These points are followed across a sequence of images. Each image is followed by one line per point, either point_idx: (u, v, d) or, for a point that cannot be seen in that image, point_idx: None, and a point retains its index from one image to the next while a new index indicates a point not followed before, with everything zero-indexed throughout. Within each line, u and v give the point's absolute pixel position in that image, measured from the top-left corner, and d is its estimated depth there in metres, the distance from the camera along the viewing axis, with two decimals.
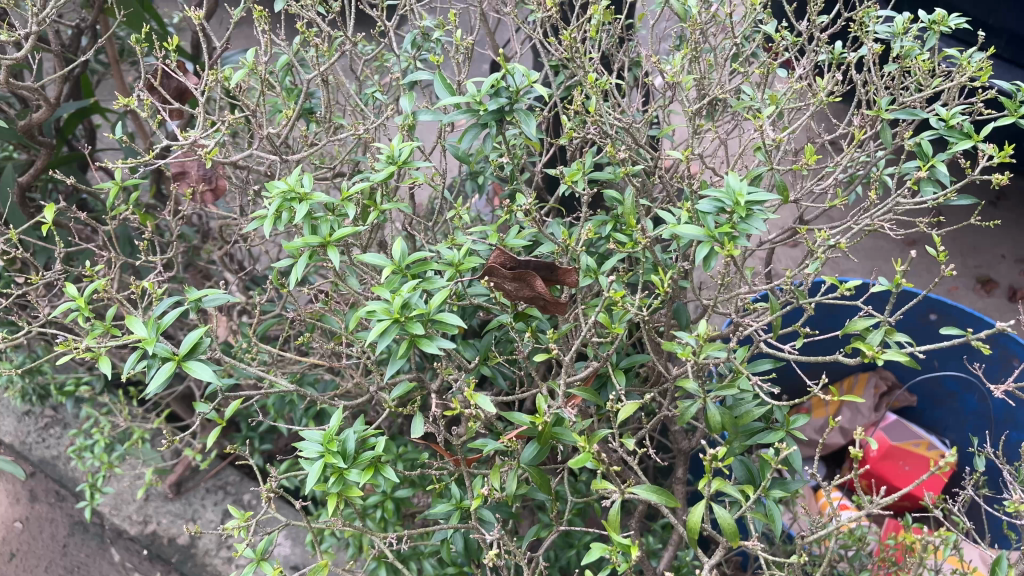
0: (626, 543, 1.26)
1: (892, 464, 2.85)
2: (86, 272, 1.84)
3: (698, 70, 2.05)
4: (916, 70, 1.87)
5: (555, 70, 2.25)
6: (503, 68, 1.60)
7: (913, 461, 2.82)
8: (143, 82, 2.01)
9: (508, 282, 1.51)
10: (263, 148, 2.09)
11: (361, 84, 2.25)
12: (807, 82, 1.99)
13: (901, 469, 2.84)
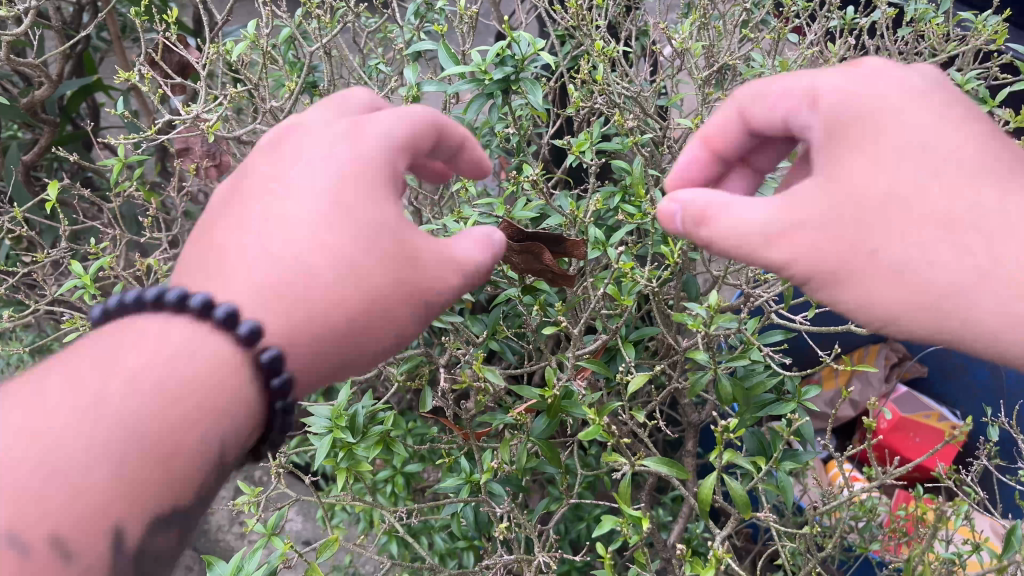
0: (639, 515, 1.24)
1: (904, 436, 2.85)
2: (92, 249, 1.83)
3: (707, 37, 2.01)
4: (929, 35, 1.83)
5: (561, 39, 2.22)
6: (509, 36, 1.57)
7: (924, 432, 2.81)
8: (144, 56, 1.98)
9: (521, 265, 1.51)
10: (267, 123, 2.07)
11: (365, 57, 2.22)
12: (818, 48, 1.96)
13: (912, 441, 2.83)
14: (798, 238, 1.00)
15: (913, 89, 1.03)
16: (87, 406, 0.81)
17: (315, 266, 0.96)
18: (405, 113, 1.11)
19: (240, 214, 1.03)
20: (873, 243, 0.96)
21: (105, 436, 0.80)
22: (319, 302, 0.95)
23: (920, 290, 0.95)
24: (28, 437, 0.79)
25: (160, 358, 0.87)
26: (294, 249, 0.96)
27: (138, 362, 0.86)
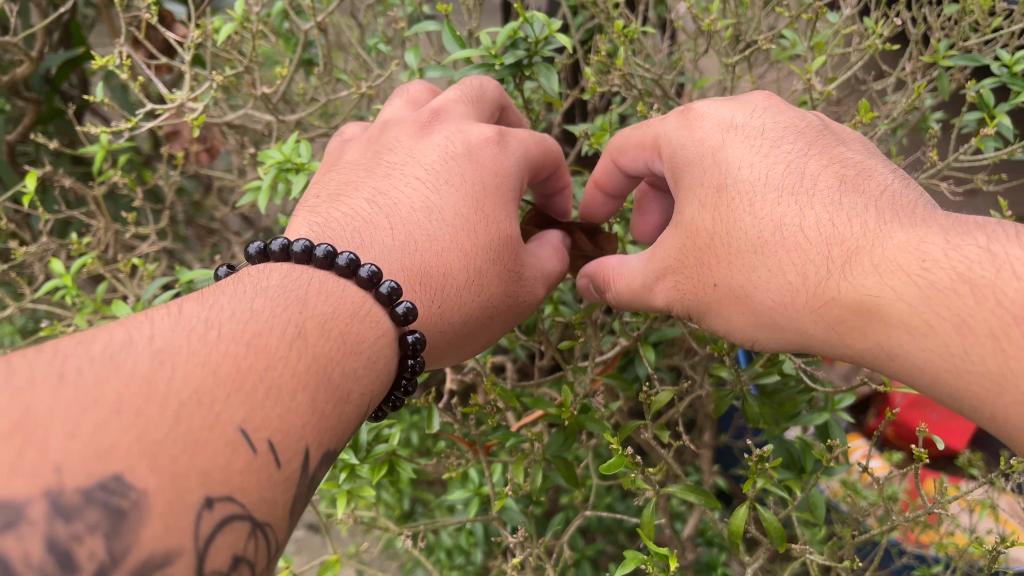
0: (665, 553, 1.13)
1: (921, 413, 2.66)
2: (74, 247, 1.71)
3: (733, 12, 1.86)
4: (977, 10, 1.68)
5: (574, 12, 2.07)
6: (521, 16, 1.44)
7: (943, 410, 2.63)
8: (126, 36, 1.84)
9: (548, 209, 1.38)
10: (261, 106, 1.94)
11: (365, 32, 2.07)
12: (854, 23, 1.81)
13: (930, 418, 2.63)
14: (730, 315, 1.12)
15: (761, 143, 1.14)
16: (289, 329, 0.83)
17: (455, 251, 1.12)
18: (520, 144, 1.30)
19: (388, 210, 1.15)
20: (766, 307, 1.05)
21: (302, 364, 0.80)
22: (464, 287, 1.11)
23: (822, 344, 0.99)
24: (232, 353, 0.76)
25: (329, 311, 0.91)
26: (434, 239, 1.12)
27: (306, 313, 0.88)
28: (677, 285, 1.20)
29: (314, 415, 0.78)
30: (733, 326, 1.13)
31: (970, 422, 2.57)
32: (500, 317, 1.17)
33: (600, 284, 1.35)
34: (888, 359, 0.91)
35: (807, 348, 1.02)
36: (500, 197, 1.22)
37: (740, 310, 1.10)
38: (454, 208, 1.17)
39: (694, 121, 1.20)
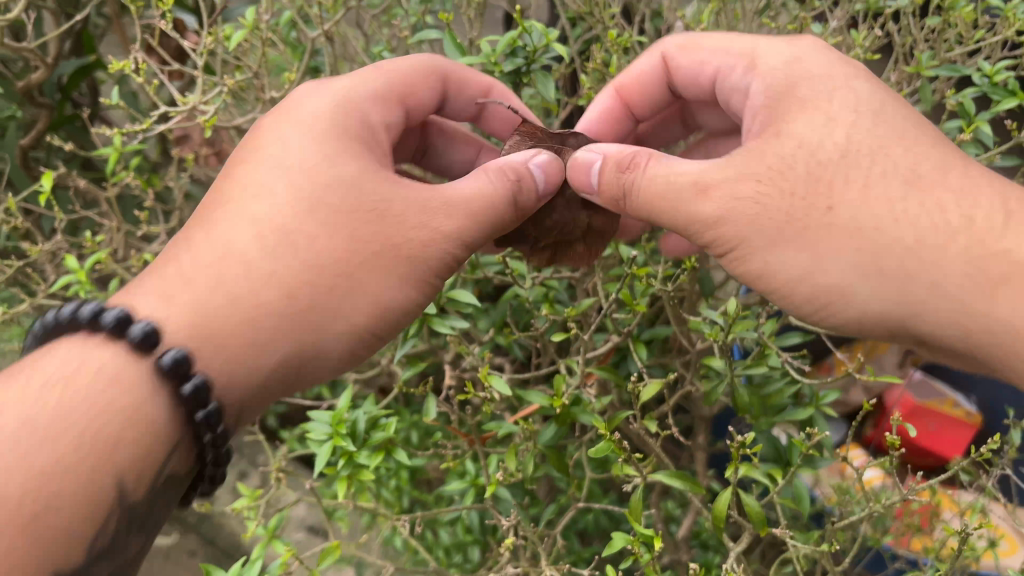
0: (650, 533, 1.19)
1: (918, 423, 2.67)
2: (87, 243, 1.78)
3: (725, 23, 1.94)
4: (959, 23, 1.75)
5: (571, 23, 2.15)
6: (518, 26, 1.51)
7: (939, 420, 2.66)
8: (141, 43, 1.91)
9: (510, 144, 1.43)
10: (269, 111, 2.01)
11: (370, 40, 2.15)
12: (841, 35, 1.88)
13: (927, 427, 2.66)
14: (797, 259, 1.13)
15: (844, 96, 1.19)
16: (227, 325, 1.07)
17: (277, 287, 1.09)
18: (357, 108, 1.27)
19: (229, 231, 1.14)
20: (863, 266, 1.09)
21: (235, 371, 1.08)
22: (313, 286, 1.11)
23: (928, 312, 1.07)
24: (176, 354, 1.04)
25: (257, 315, 1.08)
26: (252, 266, 1.10)
27: (245, 314, 1.08)
28: (746, 205, 1.15)
29: (216, 404, 1.08)
30: (805, 273, 1.13)
31: (966, 430, 2.62)
32: (393, 301, 1.18)
33: (620, 172, 1.27)
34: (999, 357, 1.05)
35: (889, 324, 1.11)
36: (342, 183, 1.16)
37: (810, 251, 1.12)
38: (311, 231, 1.13)
39: (764, 48, 1.31)
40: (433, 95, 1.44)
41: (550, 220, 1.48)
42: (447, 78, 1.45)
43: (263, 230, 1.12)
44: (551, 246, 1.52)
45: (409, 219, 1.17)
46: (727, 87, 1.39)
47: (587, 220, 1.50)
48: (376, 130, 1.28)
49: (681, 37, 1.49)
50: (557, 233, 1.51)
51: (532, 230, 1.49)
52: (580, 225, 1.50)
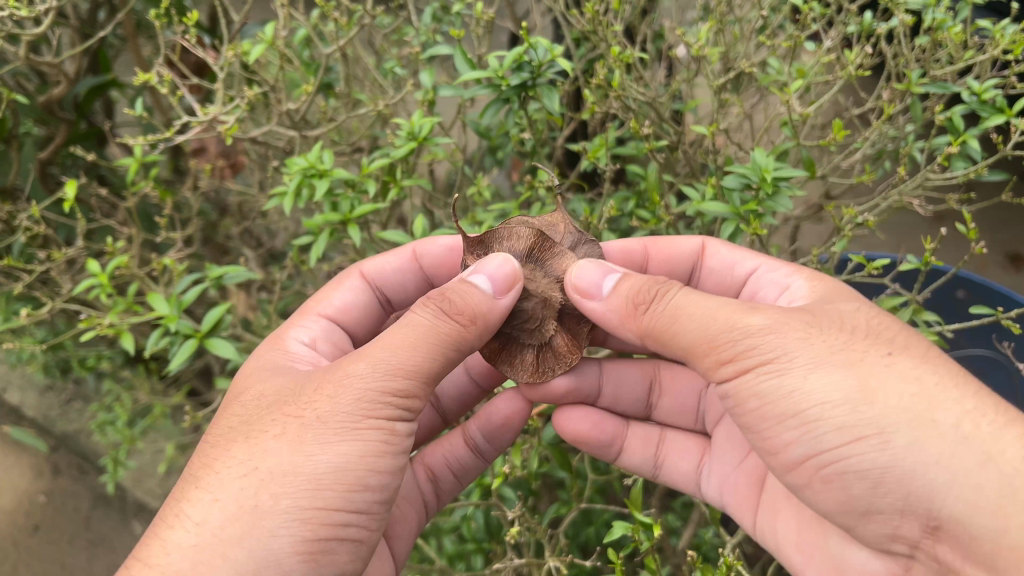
0: (649, 521, 1.25)
1: None
2: (109, 248, 1.84)
3: (723, 42, 2.02)
4: (948, 43, 1.83)
5: (576, 43, 2.22)
6: (525, 42, 1.58)
7: None
8: (162, 57, 1.99)
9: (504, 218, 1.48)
10: (284, 124, 2.08)
11: (381, 58, 2.23)
12: (835, 55, 1.96)
13: None
14: (767, 377, 1.05)
15: (845, 300, 1.18)
16: (190, 574, 0.96)
17: (239, 496, 1.01)
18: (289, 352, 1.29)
19: (198, 474, 1.07)
20: (844, 394, 1.00)
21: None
22: (263, 485, 1.01)
23: (879, 437, 0.98)
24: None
25: (226, 533, 0.98)
26: (215, 502, 1.01)
27: (207, 541, 0.98)
28: (790, 326, 1.08)
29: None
30: (788, 390, 1.03)
31: None
32: (341, 461, 1.03)
33: (639, 309, 1.21)
34: (988, 512, 0.92)
35: (913, 488, 0.96)
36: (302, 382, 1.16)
37: (840, 370, 1.02)
38: (262, 440, 1.06)
39: (794, 265, 1.36)
40: (409, 277, 1.54)
41: (520, 306, 1.40)
42: (365, 275, 1.52)
43: (228, 458, 1.06)
44: (504, 334, 1.44)
45: (319, 384, 1.10)
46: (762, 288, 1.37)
47: (549, 334, 1.45)
48: (319, 317, 1.42)
49: (726, 247, 1.46)
50: (517, 324, 1.43)
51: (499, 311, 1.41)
52: (543, 331, 1.44)
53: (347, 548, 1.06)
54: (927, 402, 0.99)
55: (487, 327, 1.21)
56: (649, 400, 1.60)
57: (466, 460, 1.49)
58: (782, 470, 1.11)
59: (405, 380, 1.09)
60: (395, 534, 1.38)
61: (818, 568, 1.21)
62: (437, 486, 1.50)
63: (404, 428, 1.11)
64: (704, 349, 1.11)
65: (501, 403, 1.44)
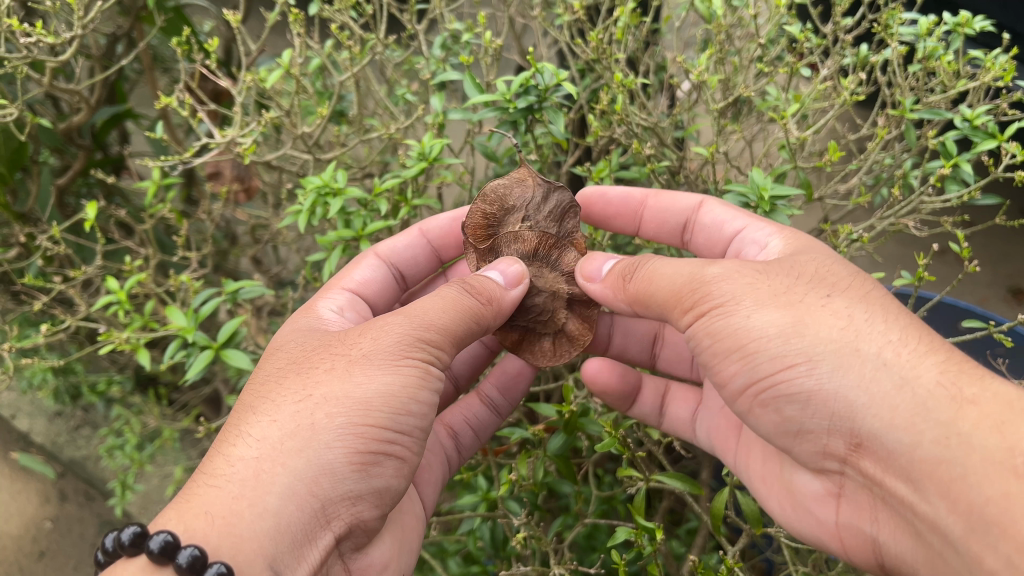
0: (652, 526, 1.29)
1: None
2: (127, 266, 1.89)
3: (724, 70, 2.09)
4: (941, 71, 1.89)
5: (582, 73, 2.29)
6: (532, 67, 1.65)
7: None
8: (182, 83, 2.06)
9: (495, 187, 1.57)
10: (297, 149, 2.15)
11: (392, 87, 2.30)
12: (832, 83, 2.02)
13: None
14: (716, 320, 1.17)
15: (806, 251, 1.26)
16: (251, 480, 1.03)
17: (295, 417, 1.09)
18: (319, 318, 1.38)
19: (254, 403, 1.16)
20: (780, 325, 1.10)
21: (280, 513, 1.02)
22: (317, 407, 1.10)
23: (807, 363, 1.07)
24: (206, 531, 0.98)
25: (284, 445, 1.06)
26: (274, 421, 1.10)
27: (268, 452, 1.06)
28: (744, 272, 1.20)
29: (287, 541, 1.01)
30: (734, 328, 1.14)
31: None
32: (388, 387, 1.12)
33: (624, 281, 1.34)
34: (901, 428, 0.98)
35: (838, 409, 1.05)
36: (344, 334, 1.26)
37: (776, 310, 1.12)
38: (314, 374, 1.16)
39: (779, 226, 1.39)
40: (419, 251, 1.63)
41: (535, 299, 1.52)
42: (381, 255, 1.59)
43: (282, 389, 1.15)
44: (523, 327, 1.54)
45: (361, 332, 1.21)
46: (743, 245, 1.42)
47: (563, 321, 1.56)
48: (343, 289, 1.48)
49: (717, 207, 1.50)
50: (533, 317, 1.54)
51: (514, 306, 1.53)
52: (558, 319, 1.55)
53: (392, 466, 1.13)
54: (854, 334, 1.07)
55: (502, 307, 1.36)
56: (652, 349, 1.67)
57: (483, 415, 1.60)
58: (729, 399, 1.22)
59: (435, 331, 1.20)
60: (422, 480, 1.44)
61: (775, 497, 1.29)
62: (458, 443, 1.57)
63: (440, 371, 1.20)
64: (670, 303, 1.23)
65: (512, 359, 1.64)
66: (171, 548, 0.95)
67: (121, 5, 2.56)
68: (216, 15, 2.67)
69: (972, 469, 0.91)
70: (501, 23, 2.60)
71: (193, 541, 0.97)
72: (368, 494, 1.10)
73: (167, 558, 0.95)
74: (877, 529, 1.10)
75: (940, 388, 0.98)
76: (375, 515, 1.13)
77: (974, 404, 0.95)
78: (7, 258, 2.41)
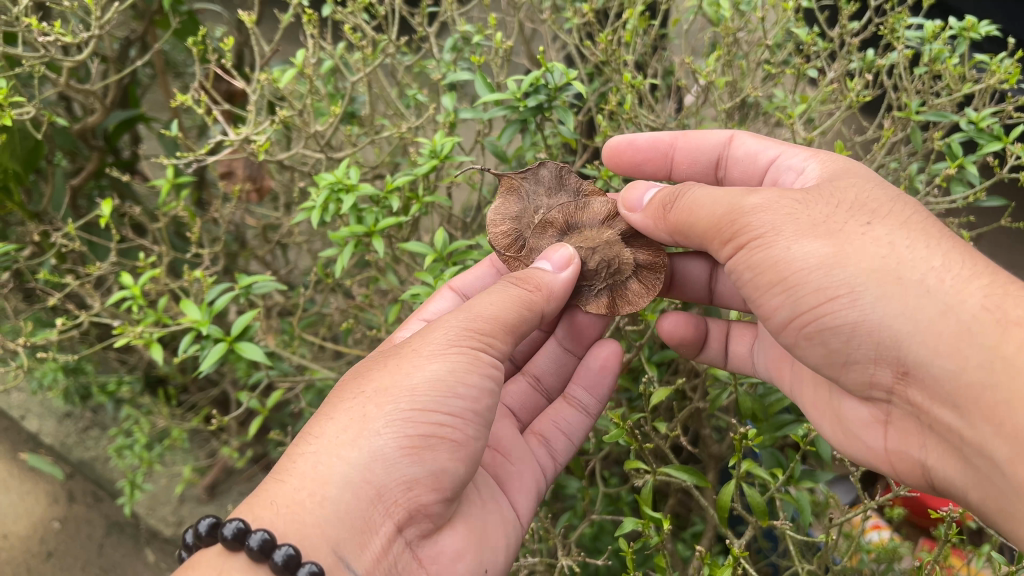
0: (658, 517, 1.31)
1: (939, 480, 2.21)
2: (141, 263, 1.92)
3: (731, 74, 2.11)
4: (947, 74, 1.90)
5: (590, 76, 2.31)
6: (543, 66, 1.67)
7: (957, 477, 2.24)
8: (196, 83, 2.09)
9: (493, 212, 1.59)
10: (310, 149, 2.17)
11: (403, 89, 2.33)
12: (838, 86, 2.04)
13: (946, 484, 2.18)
14: (757, 252, 1.21)
15: (846, 174, 1.29)
16: (310, 473, 1.10)
17: (350, 411, 1.16)
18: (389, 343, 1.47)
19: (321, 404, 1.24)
20: (823, 256, 1.14)
21: (338, 501, 1.08)
22: (368, 398, 1.15)
23: (848, 295, 1.12)
24: (273, 518, 1.07)
25: (340, 436, 1.12)
26: (333, 415, 1.17)
27: (325, 444, 1.12)
28: (783, 201, 1.22)
29: (347, 526, 1.07)
30: (775, 259, 1.19)
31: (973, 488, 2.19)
32: (435, 373, 1.16)
33: (664, 208, 1.39)
34: (946, 355, 1.04)
35: (883, 338, 1.10)
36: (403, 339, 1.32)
37: (817, 240, 1.15)
38: (373, 370, 1.22)
39: (814, 150, 1.41)
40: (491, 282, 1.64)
41: (593, 260, 1.49)
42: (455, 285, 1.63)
43: (343, 389, 1.22)
44: (605, 288, 1.50)
45: (415, 336, 1.26)
46: (780, 173, 1.45)
47: (632, 257, 1.52)
48: (420, 319, 1.57)
49: (747, 139, 1.53)
50: (605, 274, 1.50)
51: (582, 278, 1.50)
52: (627, 260, 1.51)
53: (449, 451, 1.15)
54: (896, 262, 1.10)
55: (553, 291, 1.36)
56: (709, 284, 1.62)
57: (574, 418, 1.58)
58: (775, 333, 1.28)
59: (483, 321, 1.24)
60: (513, 489, 1.43)
61: (826, 423, 1.38)
62: (551, 449, 1.57)
63: (490, 357, 1.22)
64: (713, 231, 1.29)
65: (592, 355, 1.58)
66: (243, 534, 1.04)
67: (136, 9, 2.60)
68: (229, 19, 2.70)
69: (1015, 393, 0.97)
70: (511, 28, 2.62)
71: (261, 527, 1.06)
72: (425, 477, 1.13)
73: (239, 543, 1.05)
74: (925, 455, 1.19)
75: (984, 312, 1.03)
76: (436, 498, 1.15)
77: (1019, 326, 1.00)
78: (22, 258, 2.44)
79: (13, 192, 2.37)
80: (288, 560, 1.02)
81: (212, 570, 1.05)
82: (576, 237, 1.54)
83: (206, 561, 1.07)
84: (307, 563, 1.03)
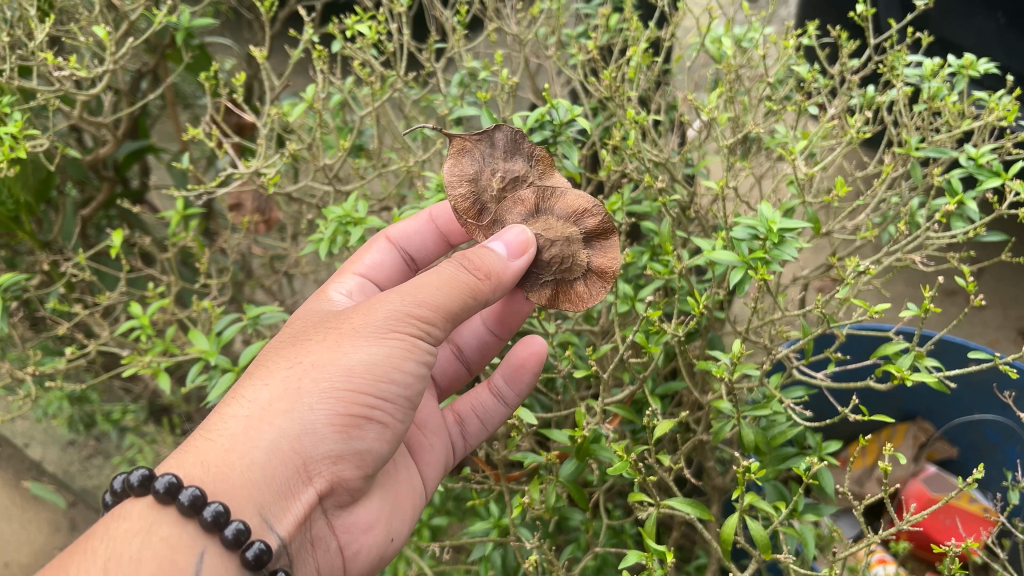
0: (661, 550, 1.32)
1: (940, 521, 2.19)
2: (151, 293, 1.94)
3: (733, 109, 2.13)
4: (945, 111, 1.92)
5: (594, 111, 2.34)
6: (547, 102, 1.71)
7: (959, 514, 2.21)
8: (206, 117, 2.11)
9: (448, 173, 1.47)
10: (316, 182, 2.19)
11: (409, 122, 2.35)
12: (839, 122, 2.06)
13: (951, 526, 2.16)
14: None
15: None
16: (240, 436, 1.16)
17: (291, 381, 1.20)
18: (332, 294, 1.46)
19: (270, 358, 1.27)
20: None
21: (265, 465, 1.16)
22: (305, 371, 1.21)
23: None
24: (202, 473, 1.14)
25: (273, 407, 1.18)
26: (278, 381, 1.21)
27: (257, 412, 1.19)
28: None
29: (271, 491, 1.17)
30: None
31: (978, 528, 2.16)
32: (372, 356, 1.19)
33: None
34: None
35: None
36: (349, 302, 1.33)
37: None
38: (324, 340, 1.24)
39: None
40: (428, 234, 1.67)
41: (549, 253, 1.43)
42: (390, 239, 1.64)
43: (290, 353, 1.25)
44: (552, 281, 1.46)
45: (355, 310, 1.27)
46: None
47: (586, 260, 1.46)
48: (355, 274, 1.56)
49: None
50: (556, 268, 1.45)
51: (533, 264, 1.45)
52: (581, 261, 1.45)
53: (375, 431, 1.24)
54: None
55: (503, 281, 1.30)
56: None
57: (490, 405, 1.68)
58: None
59: (430, 308, 1.22)
60: (423, 461, 1.60)
61: None
62: (465, 430, 1.70)
63: (429, 345, 1.25)
64: None
65: (518, 349, 1.62)
66: (175, 488, 1.10)
67: (149, 43, 2.64)
68: (238, 52, 2.74)
69: None
70: (516, 64, 2.66)
71: (192, 484, 1.12)
72: (349, 454, 1.23)
73: (170, 496, 1.10)
74: None
75: None
76: (358, 475, 1.27)
77: None
78: (31, 287, 2.45)
79: (24, 222, 2.39)
80: (214, 516, 1.09)
81: (143, 523, 1.10)
82: (540, 224, 1.45)
83: (137, 512, 1.11)
84: (254, 541, 1.13)
